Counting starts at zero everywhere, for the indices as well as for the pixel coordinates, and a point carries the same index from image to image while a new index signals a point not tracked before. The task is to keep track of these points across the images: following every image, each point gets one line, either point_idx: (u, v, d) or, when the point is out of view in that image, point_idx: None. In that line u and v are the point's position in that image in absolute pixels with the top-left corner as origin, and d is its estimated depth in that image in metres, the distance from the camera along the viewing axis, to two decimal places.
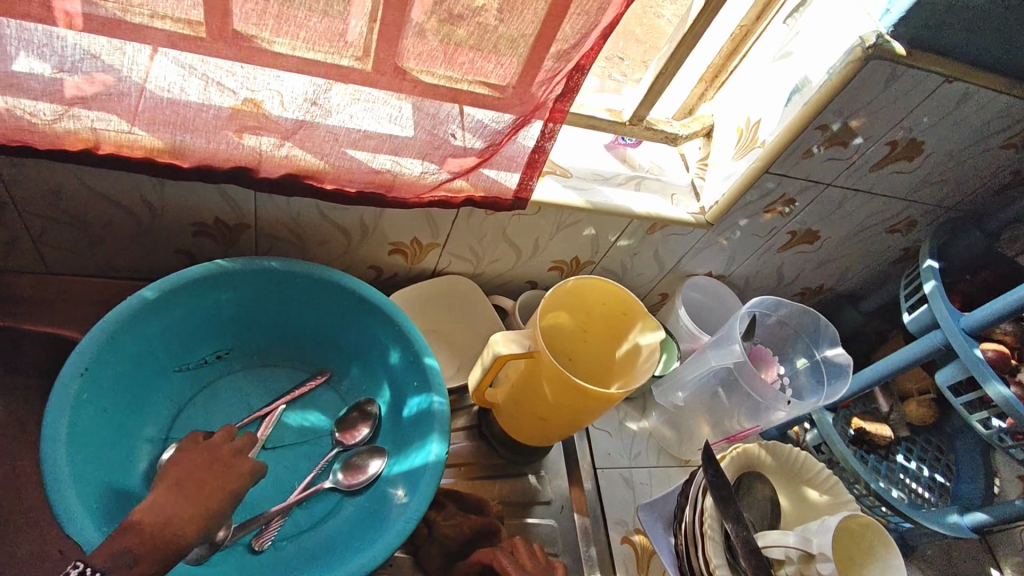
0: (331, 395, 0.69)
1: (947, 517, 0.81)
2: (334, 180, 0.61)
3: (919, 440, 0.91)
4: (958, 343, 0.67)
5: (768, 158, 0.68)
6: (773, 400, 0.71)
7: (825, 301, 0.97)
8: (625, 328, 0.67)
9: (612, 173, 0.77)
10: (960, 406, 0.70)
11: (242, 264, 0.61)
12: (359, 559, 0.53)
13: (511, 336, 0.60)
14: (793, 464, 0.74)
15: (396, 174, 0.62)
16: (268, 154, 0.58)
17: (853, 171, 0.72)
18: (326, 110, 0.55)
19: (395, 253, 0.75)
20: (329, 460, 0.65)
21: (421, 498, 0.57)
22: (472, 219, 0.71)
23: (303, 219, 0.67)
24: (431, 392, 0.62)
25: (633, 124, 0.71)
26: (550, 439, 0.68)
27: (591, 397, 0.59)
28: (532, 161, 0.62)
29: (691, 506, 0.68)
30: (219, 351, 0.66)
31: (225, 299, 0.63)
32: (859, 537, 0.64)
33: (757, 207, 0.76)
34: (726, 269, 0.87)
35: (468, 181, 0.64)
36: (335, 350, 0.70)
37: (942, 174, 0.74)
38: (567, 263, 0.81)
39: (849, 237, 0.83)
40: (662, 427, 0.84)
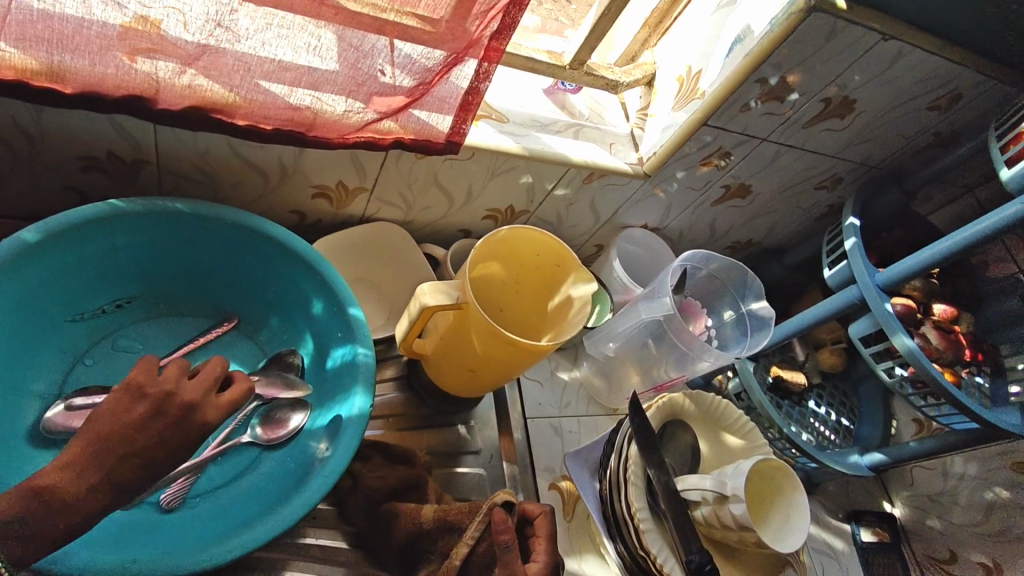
0: (249, 345, 0.66)
1: (849, 457, 0.87)
2: (247, 114, 0.55)
3: (828, 387, 0.96)
4: (871, 297, 0.70)
5: (707, 110, 0.67)
6: (699, 351, 0.73)
7: (751, 255, 1.00)
8: (558, 281, 0.66)
9: (550, 120, 0.75)
10: (868, 356, 0.74)
11: (143, 205, 0.56)
12: (281, 511, 0.52)
13: (439, 286, 0.57)
14: (714, 413, 0.77)
15: (318, 112, 0.56)
16: (167, 82, 0.51)
17: (788, 127, 0.72)
18: (234, 34, 0.49)
19: (319, 197, 0.70)
20: (247, 414, 0.61)
21: (344, 450, 0.55)
22: (401, 163, 0.67)
23: (212, 155, 0.60)
24: (355, 343, 0.60)
25: (573, 68, 0.67)
26: (479, 390, 0.67)
27: (521, 351, 0.58)
28: (466, 103, 0.59)
29: (617, 453, 0.70)
30: (119, 299, 0.60)
31: (123, 243, 0.57)
32: (768, 478, 0.67)
33: (693, 160, 0.75)
34: (661, 222, 0.87)
35: (398, 122, 0.60)
36: (252, 298, 0.66)
37: (870, 132, 0.76)
38: (501, 212, 0.78)
39: (779, 193, 0.85)
40: (592, 376, 0.85)
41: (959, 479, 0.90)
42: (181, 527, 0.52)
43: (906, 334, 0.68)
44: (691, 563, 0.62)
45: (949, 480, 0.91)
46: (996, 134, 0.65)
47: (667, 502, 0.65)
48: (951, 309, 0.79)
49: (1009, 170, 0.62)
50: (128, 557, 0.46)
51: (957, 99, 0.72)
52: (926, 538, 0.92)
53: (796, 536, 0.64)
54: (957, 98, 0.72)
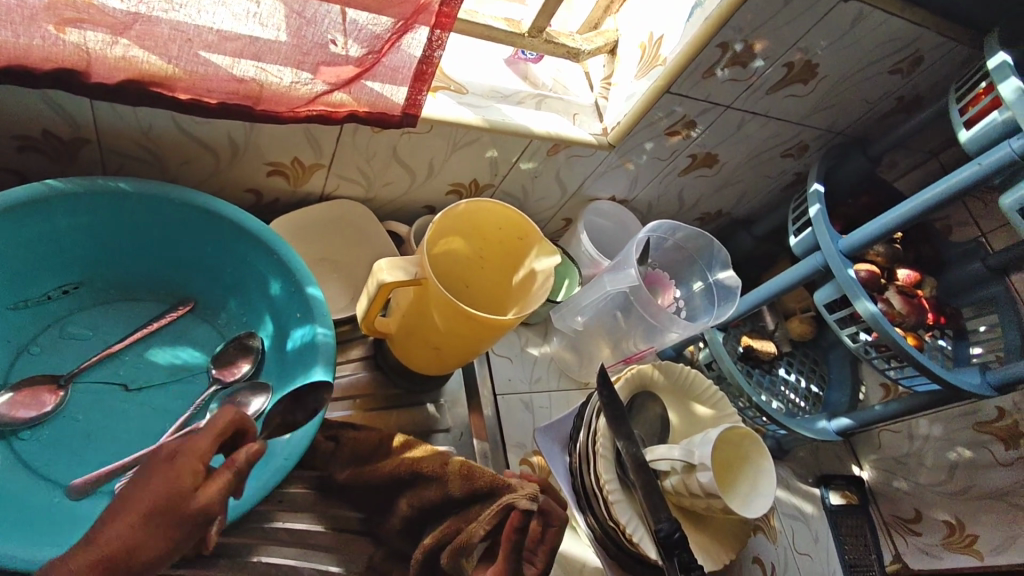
0: (206, 329, 0.64)
1: (817, 424, 0.87)
2: (189, 88, 0.52)
3: (798, 354, 0.97)
4: (835, 263, 0.70)
5: (668, 76, 0.66)
6: (667, 323, 0.73)
7: (721, 226, 0.99)
8: (521, 254, 0.65)
9: (512, 91, 0.73)
10: (833, 322, 0.74)
11: (80, 184, 0.54)
12: (239, 495, 0.51)
13: (397, 262, 0.56)
14: (684, 383, 0.77)
15: (263, 83, 0.54)
16: (99, 54, 0.48)
17: (751, 93, 0.71)
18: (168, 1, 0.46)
19: (275, 174, 0.67)
20: (204, 399, 0.59)
21: (305, 431, 0.55)
22: (357, 137, 0.65)
23: (156, 132, 0.58)
24: (314, 323, 0.59)
25: (532, 36, 0.65)
26: (446, 367, 0.66)
27: (483, 326, 0.58)
28: (420, 72, 0.57)
29: (586, 427, 0.70)
30: (66, 284, 0.58)
31: (66, 225, 0.55)
32: (736, 446, 0.67)
33: (659, 129, 0.74)
34: (628, 194, 0.86)
35: (350, 94, 0.57)
36: (208, 279, 0.64)
37: (834, 98, 0.75)
38: (465, 186, 0.77)
39: (746, 162, 0.84)
40: (562, 351, 0.84)
41: (924, 441, 0.92)
42: None
43: (869, 299, 0.68)
44: (660, 531, 0.62)
45: (914, 442, 0.93)
46: (957, 96, 0.65)
47: (636, 474, 0.64)
48: (915, 273, 0.80)
49: (969, 132, 0.61)
50: None
51: (918, 61, 0.72)
52: (893, 499, 0.94)
53: (762, 501, 0.65)
54: (918, 60, 0.72)
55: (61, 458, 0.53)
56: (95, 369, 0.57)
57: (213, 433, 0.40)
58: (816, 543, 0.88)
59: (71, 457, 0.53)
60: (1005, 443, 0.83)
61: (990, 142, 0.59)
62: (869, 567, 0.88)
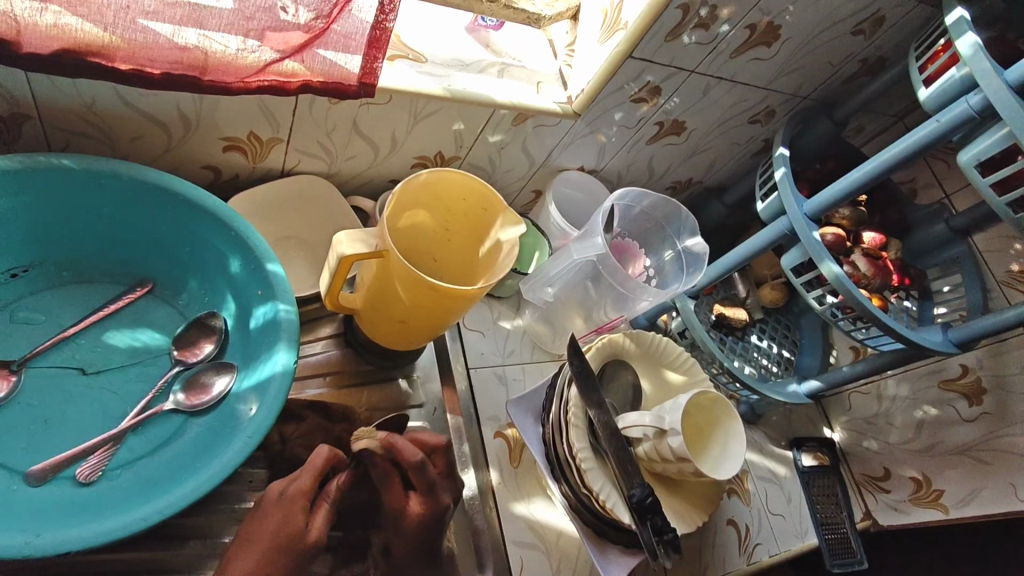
0: (167, 310, 0.62)
1: (788, 388, 0.88)
2: (129, 58, 0.50)
3: (770, 321, 0.97)
4: (800, 226, 0.70)
5: (630, 41, 0.65)
6: (637, 292, 0.74)
7: (694, 196, 0.99)
8: (486, 226, 0.64)
9: (474, 60, 0.71)
10: (800, 286, 0.74)
11: (23, 161, 0.52)
12: (198, 477, 0.51)
13: (356, 235, 0.55)
14: (655, 351, 0.77)
15: (208, 52, 0.52)
16: (29, 23, 0.46)
17: (715, 57, 0.71)
18: None
19: (232, 149, 0.65)
20: (167, 380, 0.58)
21: (269, 408, 0.54)
22: (315, 108, 0.63)
23: (101, 107, 0.56)
24: (276, 300, 0.58)
25: (490, 0, 0.64)
26: (415, 341, 0.66)
27: (447, 297, 0.57)
28: (374, 39, 0.55)
29: (558, 398, 0.70)
30: (15, 268, 0.57)
31: (9, 206, 0.53)
32: (707, 410, 0.68)
33: (625, 96, 0.73)
34: (598, 164, 0.85)
35: (303, 62, 0.55)
36: (165, 259, 0.62)
37: (798, 61, 0.75)
38: (430, 158, 0.75)
39: (714, 129, 0.84)
40: (535, 324, 0.84)
41: (892, 401, 0.94)
42: (99, 499, 0.50)
43: (833, 261, 0.68)
44: (633, 497, 0.63)
45: (883, 402, 0.95)
46: (917, 54, 0.65)
47: (607, 441, 0.65)
48: (881, 236, 0.81)
49: (927, 90, 0.61)
50: (31, 532, 0.45)
51: (880, 22, 0.72)
52: (863, 458, 0.96)
53: (733, 462, 0.66)
54: (879, 21, 0.72)
55: (18, 444, 0.51)
56: (50, 354, 0.56)
57: (317, 470, 0.55)
58: (789, 504, 0.90)
59: (28, 443, 0.52)
60: (969, 400, 0.86)
61: (947, 100, 0.60)
62: (840, 525, 0.90)
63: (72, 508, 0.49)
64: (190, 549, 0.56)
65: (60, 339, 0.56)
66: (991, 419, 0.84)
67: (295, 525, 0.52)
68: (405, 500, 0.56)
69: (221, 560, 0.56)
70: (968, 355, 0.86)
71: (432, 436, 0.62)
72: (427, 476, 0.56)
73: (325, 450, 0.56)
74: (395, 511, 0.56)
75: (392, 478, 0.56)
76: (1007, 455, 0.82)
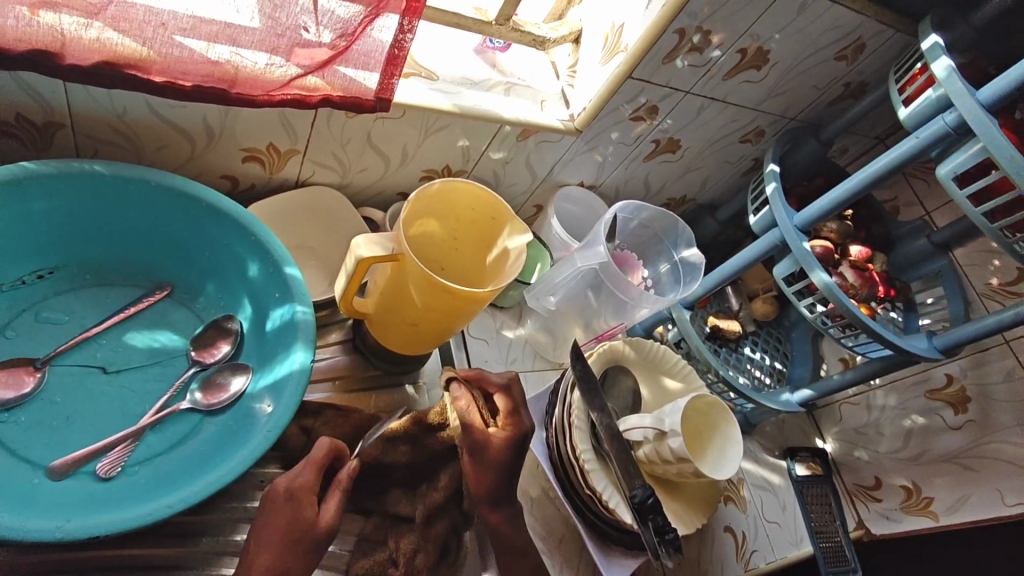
0: (184, 313, 0.64)
1: (781, 396, 0.90)
2: (164, 70, 0.53)
3: (763, 334, 1.00)
4: (791, 237, 0.74)
5: (630, 62, 0.69)
6: (638, 299, 0.78)
7: (688, 212, 1.03)
8: (494, 234, 0.67)
9: (482, 78, 0.75)
10: (792, 295, 0.78)
11: (57, 166, 0.55)
12: (219, 469, 0.52)
13: (374, 239, 0.58)
14: (654, 358, 0.79)
15: (238, 67, 0.55)
16: (74, 36, 0.49)
17: (709, 79, 0.75)
18: None
19: (250, 160, 0.68)
20: (185, 380, 0.60)
21: (287, 405, 0.56)
22: (332, 122, 0.67)
23: (131, 117, 0.59)
24: (294, 301, 0.61)
25: (499, 24, 0.69)
26: (424, 345, 0.68)
27: (459, 299, 0.60)
28: (392, 57, 0.59)
29: (562, 402, 0.72)
30: (41, 269, 0.59)
31: (39, 209, 0.56)
32: (706, 414, 0.70)
33: (623, 115, 0.77)
34: (597, 179, 0.89)
35: (324, 78, 0.59)
36: (185, 264, 0.65)
37: (785, 84, 0.80)
38: (438, 172, 0.79)
39: (707, 147, 0.88)
40: (537, 333, 0.87)
41: (881, 412, 0.97)
42: (122, 492, 0.52)
43: (823, 270, 0.72)
44: (634, 497, 0.64)
45: (872, 412, 0.98)
46: (896, 78, 0.70)
47: (610, 443, 0.66)
48: (867, 250, 0.85)
49: (907, 110, 0.66)
50: (61, 519, 0.46)
51: (861, 48, 0.77)
52: (854, 468, 0.99)
53: (731, 464, 0.68)
54: (861, 48, 0.77)
55: (40, 439, 0.52)
56: (73, 353, 0.58)
57: (317, 461, 0.55)
58: (784, 513, 0.92)
59: (51, 437, 0.53)
60: (954, 408, 0.89)
61: (925, 119, 0.64)
62: (834, 534, 0.92)
63: (94, 501, 0.50)
64: (204, 545, 0.56)
65: (82, 339, 0.58)
66: (976, 426, 0.87)
67: (297, 509, 0.52)
68: (487, 431, 0.59)
69: (234, 557, 0.56)
70: (952, 365, 0.90)
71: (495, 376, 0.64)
72: (513, 398, 0.63)
73: (324, 442, 0.56)
74: (480, 443, 0.59)
75: (474, 413, 0.60)
76: (994, 461, 0.85)
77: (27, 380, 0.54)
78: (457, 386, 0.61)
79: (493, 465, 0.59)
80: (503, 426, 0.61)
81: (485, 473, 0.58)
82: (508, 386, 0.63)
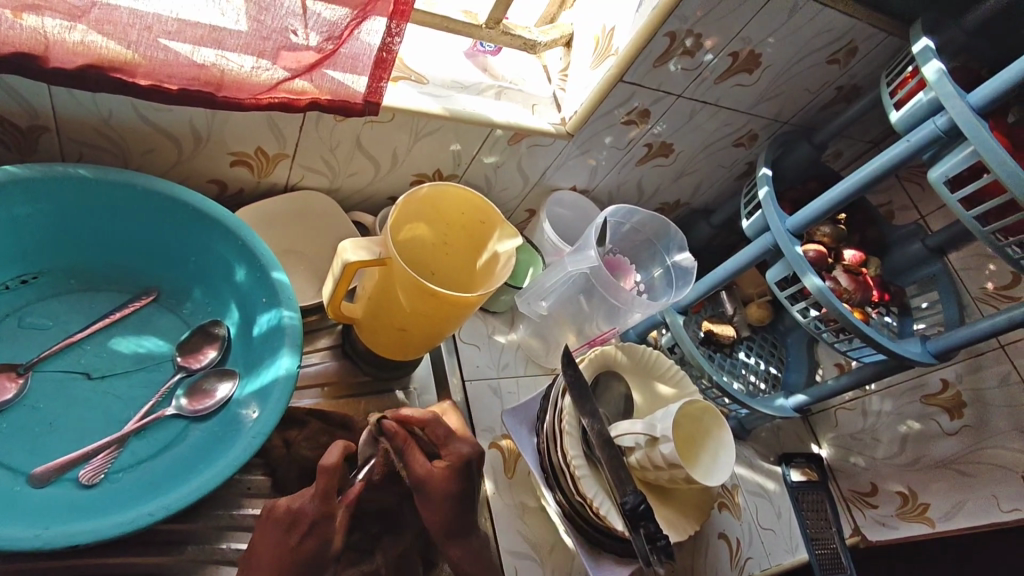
0: (170, 318, 0.64)
1: (775, 401, 0.89)
2: (149, 74, 0.53)
3: (757, 339, 1.00)
4: (783, 241, 0.73)
5: (621, 66, 0.69)
6: (629, 303, 0.78)
7: (682, 217, 1.02)
8: (484, 238, 0.67)
9: (472, 82, 0.75)
10: (784, 300, 0.77)
11: (40, 170, 0.54)
12: (203, 476, 0.52)
13: (361, 243, 0.58)
14: (646, 363, 0.79)
15: (224, 70, 0.55)
16: (57, 39, 0.49)
17: (700, 83, 0.75)
18: None
19: (238, 164, 0.68)
20: (171, 385, 0.59)
21: (272, 411, 0.55)
22: (321, 126, 0.66)
23: (117, 120, 0.59)
24: (281, 306, 0.60)
25: (489, 27, 0.68)
26: (413, 350, 0.68)
27: (447, 304, 0.60)
28: (380, 60, 0.58)
29: (553, 407, 0.72)
30: (26, 274, 0.58)
31: (23, 213, 0.55)
32: (697, 420, 0.70)
33: (615, 118, 0.77)
34: (589, 184, 0.89)
35: (311, 81, 0.59)
36: (172, 269, 0.64)
37: (777, 88, 0.80)
38: (429, 176, 0.78)
39: (700, 151, 0.88)
40: (529, 339, 0.86)
41: (877, 417, 0.96)
42: (104, 500, 0.51)
43: (816, 275, 0.71)
44: (626, 504, 0.63)
45: (868, 418, 0.97)
46: (888, 81, 0.70)
47: (600, 449, 0.66)
48: (861, 254, 0.84)
49: (898, 113, 0.66)
50: (39, 527, 0.46)
51: (853, 52, 0.77)
52: (850, 474, 0.98)
53: (723, 470, 0.68)
54: (853, 51, 0.77)
55: (21, 446, 0.52)
56: (57, 358, 0.57)
57: (322, 490, 0.53)
58: (779, 519, 0.91)
59: (32, 443, 0.52)
60: (950, 413, 0.88)
61: (917, 122, 0.63)
62: (830, 540, 0.91)
63: (75, 509, 0.49)
64: (189, 554, 0.55)
65: (66, 345, 0.58)
66: (972, 432, 0.86)
67: (293, 543, 0.51)
68: (429, 464, 0.59)
69: (219, 565, 0.56)
70: (947, 370, 0.89)
71: (417, 412, 0.61)
72: (440, 430, 0.61)
73: (327, 471, 0.53)
74: (422, 476, 0.58)
75: (411, 446, 0.59)
76: (990, 467, 0.85)
77: (9, 386, 0.53)
78: (390, 427, 0.60)
79: (442, 497, 0.58)
80: (445, 458, 0.60)
81: (439, 504, 0.57)
82: (430, 420, 0.61)
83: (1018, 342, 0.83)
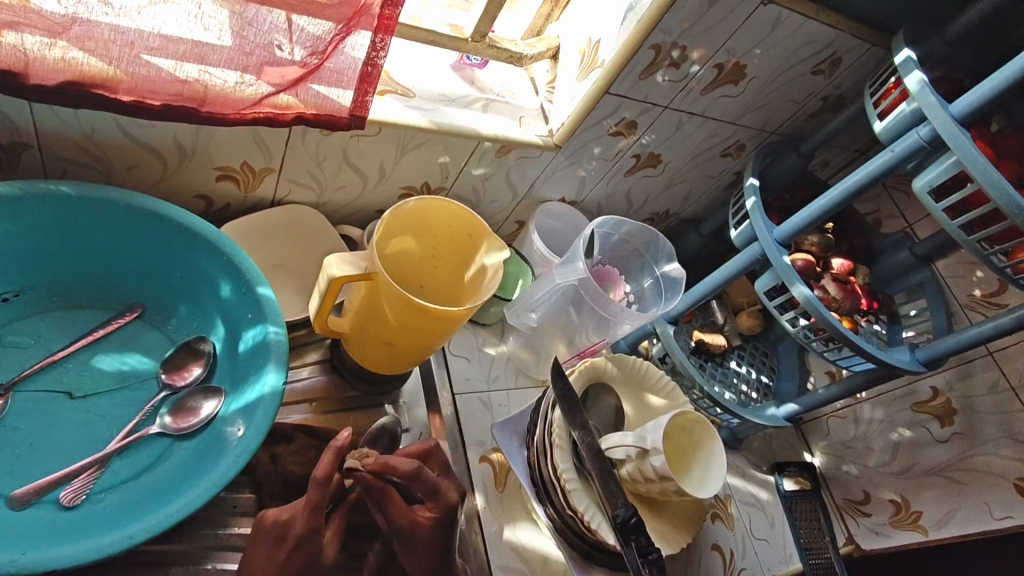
0: (156, 335, 0.63)
1: (766, 411, 0.89)
2: (131, 89, 0.53)
3: (748, 348, 1.00)
4: (771, 251, 0.73)
5: (607, 77, 0.69)
6: (619, 315, 0.78)
7: (672, 226, 1.03)
8: (471, 251, 0.67)
9: (459, 95, 0.75)
10: (773, 309, 0.77)
11: (21, 187, 0.54)
12: (185, 495, 0.51)
13: (346, 258, 0.58)
14: (637, 374, 0.79)
15: (207, 85, 0.55)
16: (37, 55, 0.48)
17: (687, 94, 0.75)
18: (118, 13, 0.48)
19: (224, 179, 0.68)
20: (155, 403, 0.59)
21: (256, 429, 0.55)
22: (306, 139, 0.66)
23: (100, 137, 0.58)
24: (266, 322, 0.60)
25: (475, 40, 0.69)
26: (402, 365, 0.67)
27: (433, 318, 0.59)
28: (365, 74, 0.58)
29: (542, 419, 0.71)
30: (7, 291, 0.58)
31: (3, 230, 0.55)
32: (689, 430, 0.69)
33: (602, 130, 0.77)
34: (578, 195, 0.89)
35: (296, 96, 0.58)
36: (156, 285, 0.64)
37: (762, 99, 0.80)
38: (417, 189, 0.78)
39: (688, 161, 0.88)
40: (520, 350, 0.86)
41: (869, 425, 0.96)
42: (84, 522, 0.50)
43: (803, 284, 0.71)
44: (617, 517, 0.63)
45: (860, 426, 0.97)
46: (871, 91, 0.70)
47: (591, 462, 0.65)
48: (850, 262, 0.85)
49: (882, 123, 0.66)
50: (18, 550, 0.45)
51: (837, 62, 0.77)
52: (843, 483, 0.98)
53: (717, 481, 0.67)
54: (837, 62, 0.77)
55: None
56: (38, 378, 0.56)
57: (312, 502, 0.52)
58: (773, 529, 0.90)
59: (12, 464, 0.51)
60: (940, 421, 0.89)
61: (900, 132, 0.64)
62: (823, 550, 0.91)
63: (54, 532, 0.48)
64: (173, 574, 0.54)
65: (47, 363, 0.57)
66: (963, 439, 0.86)
67: (282, 558, 0.50)
68: (413, 512, 0.57)
69: None
70: (936, 377, 0.89)
71: (403, 462, 0.56)
72: (426, 482, 0.57)
73: (320, 484, 0.52)
74: (407, 529, 0.56)
75: (391, 498, 0.56)
76: (981, 474, 0.85)
77: None
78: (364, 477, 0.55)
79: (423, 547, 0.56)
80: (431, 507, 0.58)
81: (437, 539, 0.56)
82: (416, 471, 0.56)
83: (1006, 349, 0.84)
